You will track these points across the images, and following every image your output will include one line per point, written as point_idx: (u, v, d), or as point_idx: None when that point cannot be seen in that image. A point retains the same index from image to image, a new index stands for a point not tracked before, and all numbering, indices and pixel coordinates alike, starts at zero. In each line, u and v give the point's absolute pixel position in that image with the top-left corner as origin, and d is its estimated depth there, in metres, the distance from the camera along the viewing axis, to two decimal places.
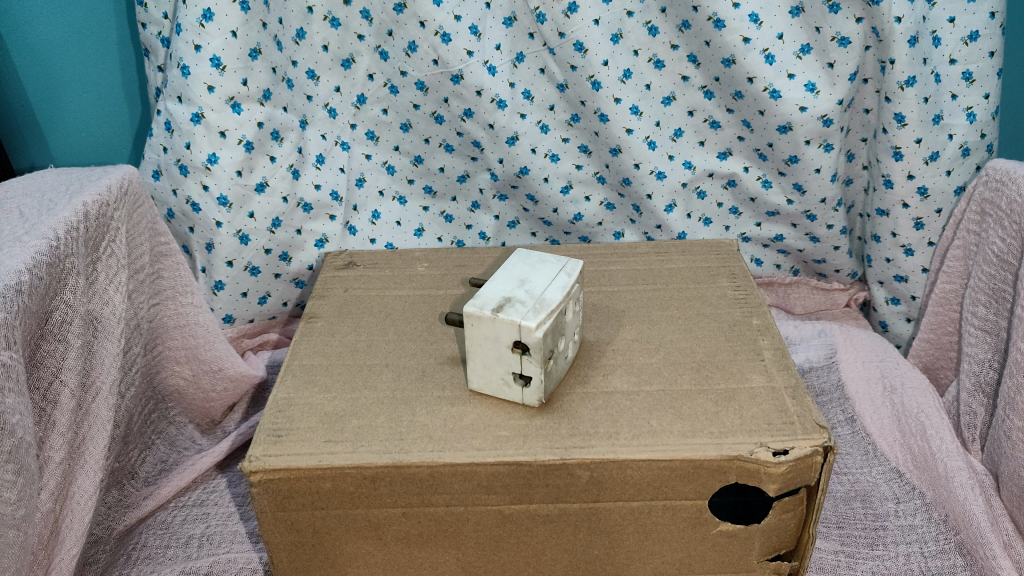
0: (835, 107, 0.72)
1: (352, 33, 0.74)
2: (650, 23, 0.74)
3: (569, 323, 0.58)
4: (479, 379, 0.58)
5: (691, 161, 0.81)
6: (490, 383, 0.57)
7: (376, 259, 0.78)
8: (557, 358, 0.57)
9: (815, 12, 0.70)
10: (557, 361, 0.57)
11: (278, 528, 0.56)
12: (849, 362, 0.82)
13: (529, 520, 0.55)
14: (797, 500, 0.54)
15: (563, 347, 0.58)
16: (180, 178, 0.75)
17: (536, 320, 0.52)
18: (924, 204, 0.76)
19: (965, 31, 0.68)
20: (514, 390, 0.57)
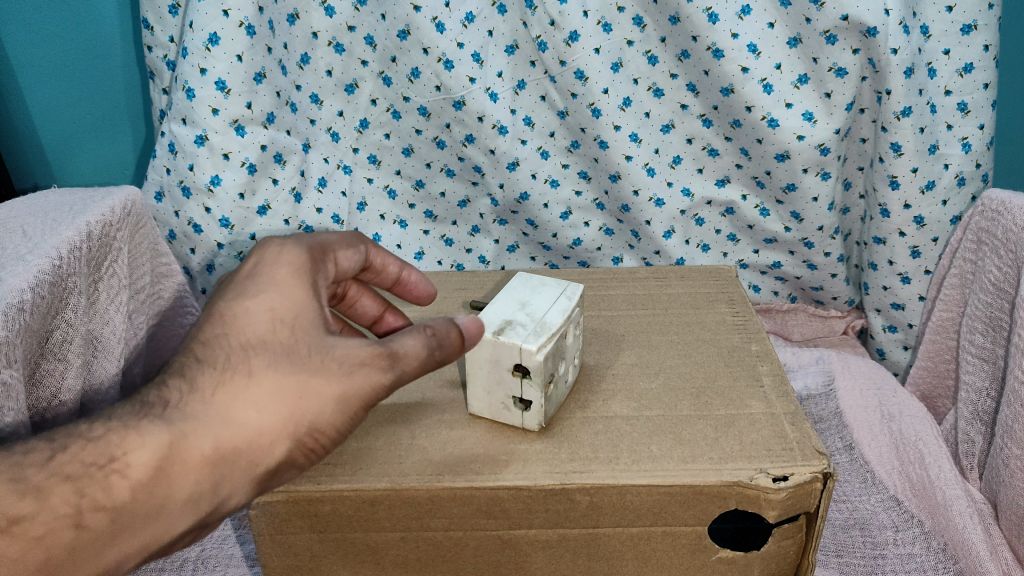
0: (832, 136, 0.73)
1: (355, 59, 0.76)
2: (650, 52, 0.74)
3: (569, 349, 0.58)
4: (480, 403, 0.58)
5: (690, 189, 0.81)
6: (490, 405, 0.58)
7: None
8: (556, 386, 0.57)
9: (812, 43, 0.70)
10: (557, 388, 0.57)
11: (277, 551, 0.56)
12: (847, 389, 0.83)
13: (528, 545, 0.55)
14: (796, 527, 0.54)
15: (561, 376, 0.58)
16: (183, 200, 0.76)
17: (539, 344, 0.53)
18: (920, 232, 0.77)
19: (960, 63, 0.69)
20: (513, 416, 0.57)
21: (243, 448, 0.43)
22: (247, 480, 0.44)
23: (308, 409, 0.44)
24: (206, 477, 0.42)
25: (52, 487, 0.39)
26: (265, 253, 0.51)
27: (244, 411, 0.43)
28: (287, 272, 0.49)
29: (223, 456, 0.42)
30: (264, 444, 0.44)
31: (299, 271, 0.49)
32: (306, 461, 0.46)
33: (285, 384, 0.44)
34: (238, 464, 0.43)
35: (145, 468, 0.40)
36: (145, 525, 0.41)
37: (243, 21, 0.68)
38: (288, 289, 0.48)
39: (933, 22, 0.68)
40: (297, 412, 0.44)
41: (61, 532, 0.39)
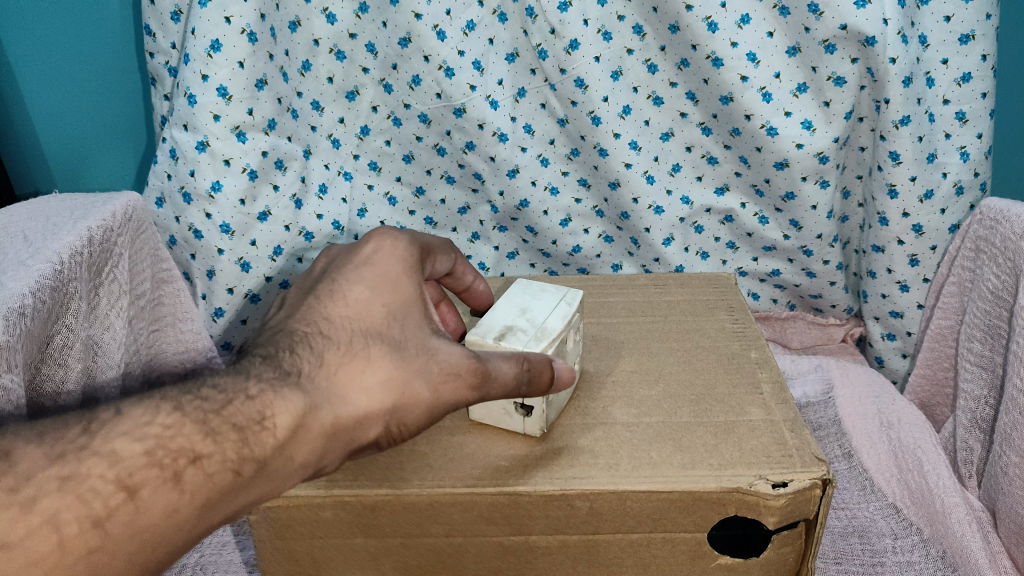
0: (831, 145, 0.73)
1: (356, 66, 0.76)
2: (649, 61, 0.75)
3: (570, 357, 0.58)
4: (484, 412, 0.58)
5: (689, 197, 0.82)
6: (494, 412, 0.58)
7: None
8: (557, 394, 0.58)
9: (811, 52, 0.70)
10: (557, 398, 0.58)
11: (277, 557, 0.56)
12: (845, 397, 0.83)
13: (528, 552, 0.55)
14: (796, 533, 0.54)
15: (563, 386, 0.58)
16: (183, 206, 0.76)
17: (541, 343, 0.53)
18: (919, 241, 0.77)
19: (958, 72, 0.69)
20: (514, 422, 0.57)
21: (348, 427, 0.44)
22: (341, 456, 0.45)
23: (407, 404, 0.46)
24: (321, 447, 0.43)
25: (224, 434, 0.38)
26: (382, 242, 0.54)
27: (356, 394, 0.45)
28: (399, 270, 0.52)
29: (335, 430, 0.43)
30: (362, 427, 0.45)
31: (411, 270, 0.52)
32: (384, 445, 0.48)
33: (395, 377, 0.46)
34: (340, 442, 0.44)
35: (286, 425, 0.41)
36: (281, 480, 0.41)
37: (245, 28, 0.68)
38: (400, 287, 0.51)
39: (931, 31, 0.68)
40: (399, 406, 0.46)
41: (226, 476, 0.38)
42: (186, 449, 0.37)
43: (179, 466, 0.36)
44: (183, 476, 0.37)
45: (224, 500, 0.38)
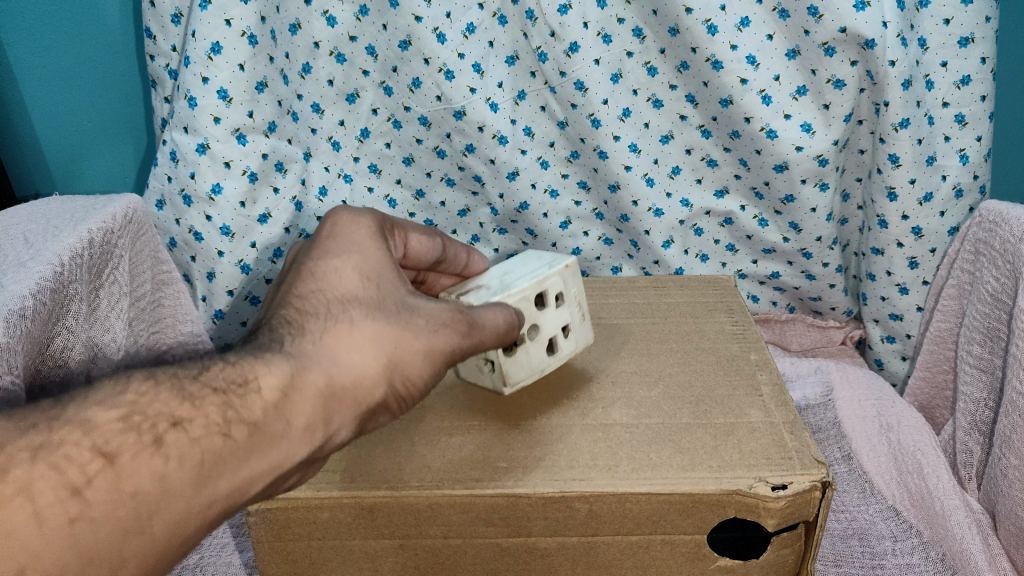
0: (831, 147, 0.73)
1: (356, 68, 0.76)
2: (649, 64, 0.75)
3: (549, 327, 0.60)
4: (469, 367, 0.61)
5: (688, 199, 0.82)
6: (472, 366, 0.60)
7: None
8: (530, 353, 0.59)
9: (811, 55, 0.70)
10: (529, 356, 0.59)
11: (275, 559, 0.56)
12: (845, 400, 0.83)
13: (526, 553, 0.55)
14: (795, 535, 0.54)
15: (534, 349, 0.59)
16: (184, 207, 0.76)
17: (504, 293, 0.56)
18: (918, 243, 0.77)
19: (958, 75, 0.69)
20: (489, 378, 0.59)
21: (348, 386, 0.42)
22: (352, 419, 0.43)
23: (406, 356, 0.45)
24: (321, 408, 0.41)
25: (204, 397, 0.37)
26: (341, 216, 0.52)
27: (348, 354, 0.43)
28: (364, 235, 0.50)
29: (333, 393, 0.41)
30: (368, 385, 0.43)
31: (377, 235, 0.51)
32: (394, 410, 0.46)
33: (384, 332, 0.44)
34: (346, 404, 0.42)
35: (275, 387, 0.39)
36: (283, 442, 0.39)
37: (245, 30, 0.68)
38: (368, 251, 0.49)
39: (931, 34, 0.68)
40: (396, 358, 0.44)
41: (214, 438, 0.36)
42: (165, 414, 0.36)
43: (158, 430, 0.35)
44: (164, 439, 0.35)
45: (228, 461, 0.37)
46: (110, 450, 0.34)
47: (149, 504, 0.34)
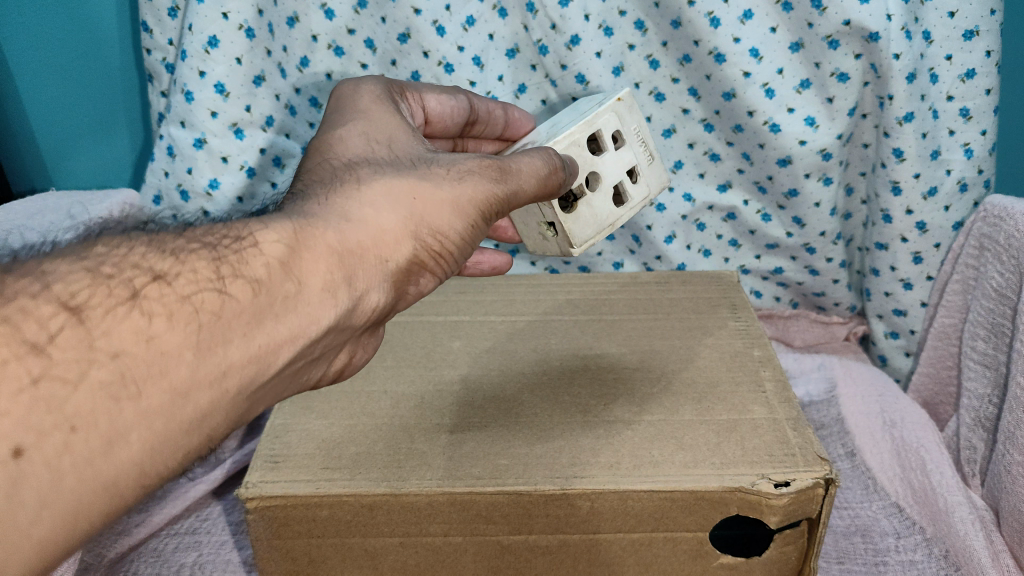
0: (834, 141, 0.72)
1: (354, 62, 0.74)
2: (650, 57, 0.74)
3: (610, 176, 0.63)
4: (530, 238, 0.67)
5: (691, 194, 0.81)
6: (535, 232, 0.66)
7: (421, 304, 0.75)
8: (592, 206, 0.62)
9: (814, 48, 0.68)
10: (592, 210, 0.62)
11: (274, 556, 0.55)
12: (847, 395, 0.82)
13: (527, 550, 0.54)
14: (798, 533, 0.53)
15: (599, 203, 0.63)
16: (181, 202, 0.78)
17: (554, 140, 0.59)
18: (923, 238, 0.76)
19: (962, 69, 0.67)
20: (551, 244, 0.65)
21: (368, 245, 0.44)
22: (377, 279, 0.45)
23: (431, 208, 0.47)
24: (336, 268, 0.42)
25: (189, 256, 0.39)
26: (345, 91, 0.59)
27: (360, 209, 0.45)
28: (371, 105, 0.57)
29: (346, 257, 0.43)
30: (390, 242, 0.45)
31: (381, 103, 0.58)
32: (434, 265, 0.49)
33: (400, 187, 0.47)
34: (367, 260, 0.44)
35: (279, 253, 0.41)
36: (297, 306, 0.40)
37: (242, 24, 0.68)
38: (377, 119, 0.56)
39: (935, 27, 0.65)
40: (417, 213, 0.46)
41: (205, 294, 0.38)
42: (147, 270, 0.38)
43: (138, 286, 0.37)
44: (144, 295, 0.37)
45: (235, 323, 0.38)
46: (86, 313, 0.35)
47: (150, 423, 0.35)
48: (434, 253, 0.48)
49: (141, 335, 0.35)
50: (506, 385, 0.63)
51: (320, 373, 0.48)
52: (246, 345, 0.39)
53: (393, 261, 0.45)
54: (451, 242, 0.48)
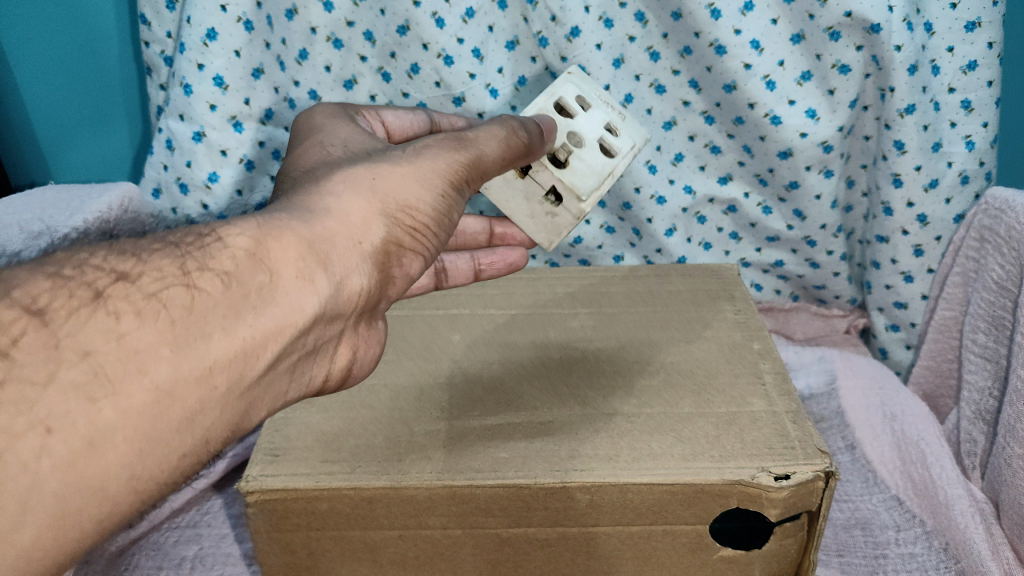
0: (835, 134, 0.72)
1: (354, 54, 0.74)
2: (651, 49, 0.73)
3: (592, 134, 0.64)
4: (541, 235, 0.65)
5: (691, 186, 0.81)
6: (545, 220, 0.64)
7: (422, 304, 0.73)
8: (583, 159, 0.62)
9: (815, 40, 0.68)
10: (585, 163, 0.62)
11: (274, 549, 0.55)
12: (849, 389, 0.82)
13: (526, 544, 0.54)
14: (797, 526, 0.53)
15: (591, 154, 0.63)
16: (180, 196, 0.77)
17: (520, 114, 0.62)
18: (923, 231, 0.76)
19: (964, 60, 0.66)
20: (565, 217, 0.63)
21: (337, 230, 0.44)
22: (353, 260, 0.44)
23: (396, 184, 0.48)
24: (307, 254, 0.42)
25: (154, 255, 0.39)
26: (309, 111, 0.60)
27: (323, 199, 0.45)
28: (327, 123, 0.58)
29: (315, 243, 0.43)
30: (359, 223, 0.45)
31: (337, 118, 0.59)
32: (411, 243, 0.48)
33: (358, 171, 0.48)
34: (337, 243, 0.43)
35: (245, 246, 0.40)
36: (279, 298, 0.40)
37: (241, 16, 0.68)
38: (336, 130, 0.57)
39: (937, 18, 0.65)
40: (382, 188, 0.47)
41: (172, 288, 0.38)
42: (111, 272, 0.37)
43: (100, 286, 0.36)
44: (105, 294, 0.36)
45: (209, 317, 0.37)
46: (49, 319, 0.34)
47: (134, 422, 0.35)
48: (410, 230, 0.48)
49: (110, 335, 0.35)
50: (505, 378, 0.63)
51: (321, 371, 0.48)
52: (227, 340, 0.38)
53: (366, 243, 0.45)
54: (424, 213, 0.49)
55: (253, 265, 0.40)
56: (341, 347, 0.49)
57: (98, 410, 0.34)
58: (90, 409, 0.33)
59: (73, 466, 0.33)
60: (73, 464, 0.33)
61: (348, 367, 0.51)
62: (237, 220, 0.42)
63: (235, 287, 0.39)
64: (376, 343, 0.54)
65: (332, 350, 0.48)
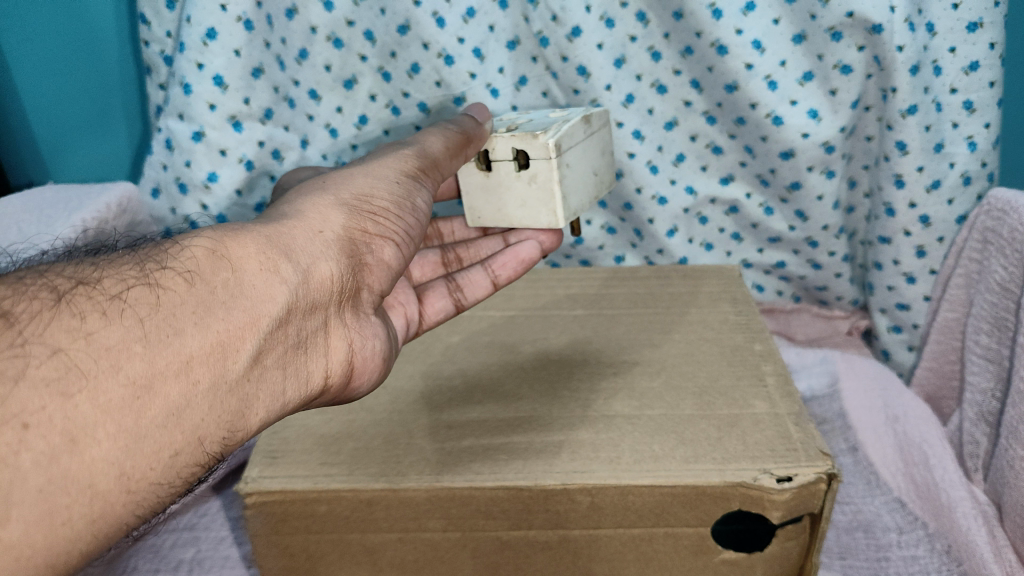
0: (837, 134, 0.71)
1: (354, 53, 0.73)
2: (652, 48, 0.73)
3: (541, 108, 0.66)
4: (545, 210, 0.64)
5: (693, 187, 0.80)
6: (539, 188, 0.62)
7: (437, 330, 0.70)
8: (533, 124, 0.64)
9: (817, 40, 0.68)
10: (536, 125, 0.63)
11: (272, 553, 0.55)
12: (850, 391, 0.82)
13: (527, 547, 0.54)
14: (799, 528, 0.52)
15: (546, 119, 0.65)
16: (179, 196, 0.78)
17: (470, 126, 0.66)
18: (925, 232, 0.75)
19: (965, 61, 0.66)
20: (542, 169, 0.61)
21: (296, 226, 0.50)
22: (323, 246, 0.50)
23: (360, 186, 0.55)
24: (268, 248, 0.47)
25: (119, 264, 0.44)
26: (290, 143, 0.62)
27: (287, 210, 0.52)
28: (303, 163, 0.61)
29: (274, 238, 0.48)
30: (318, 217, 0.51)
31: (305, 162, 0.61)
32: (380, 228, 0.54)
33: (323, 182, 0.56)
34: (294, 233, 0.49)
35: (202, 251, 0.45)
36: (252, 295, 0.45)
37: (241, 15, 0.67)
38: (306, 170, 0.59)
39: (939, 19, 0.65)
40: (345, 188, 0.54)
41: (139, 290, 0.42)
42: (74, 278, 0.42)
43: (64, 291, 0.41)
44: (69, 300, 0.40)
45: (181, 313, 0.42)
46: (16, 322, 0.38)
47: (112, 418, 0.38)
48: (372, 214, 0.54)
49: (76, 333, 0.39)
50: (505, 380, 0.63)
51: (319, 367, 0.50)
52: (201, 334, 0.42)
53: (327, 232, 0.51)
54: (381, 200, 0.55)
55: (215, 263, 0.45)
56: (335, 340, 0.51)
57: (74, 405, 0.37)
58: (65, 405, 0.36)
59: (56, 462, 0.36)
60: (56, 459, 0.36)
61: (351, 364, 0.53)
62: (200, 233, 0.47)
63: (200, 284, 0.44)
64: (375, 337, 0.55)
65: (325, 343, 0.51)
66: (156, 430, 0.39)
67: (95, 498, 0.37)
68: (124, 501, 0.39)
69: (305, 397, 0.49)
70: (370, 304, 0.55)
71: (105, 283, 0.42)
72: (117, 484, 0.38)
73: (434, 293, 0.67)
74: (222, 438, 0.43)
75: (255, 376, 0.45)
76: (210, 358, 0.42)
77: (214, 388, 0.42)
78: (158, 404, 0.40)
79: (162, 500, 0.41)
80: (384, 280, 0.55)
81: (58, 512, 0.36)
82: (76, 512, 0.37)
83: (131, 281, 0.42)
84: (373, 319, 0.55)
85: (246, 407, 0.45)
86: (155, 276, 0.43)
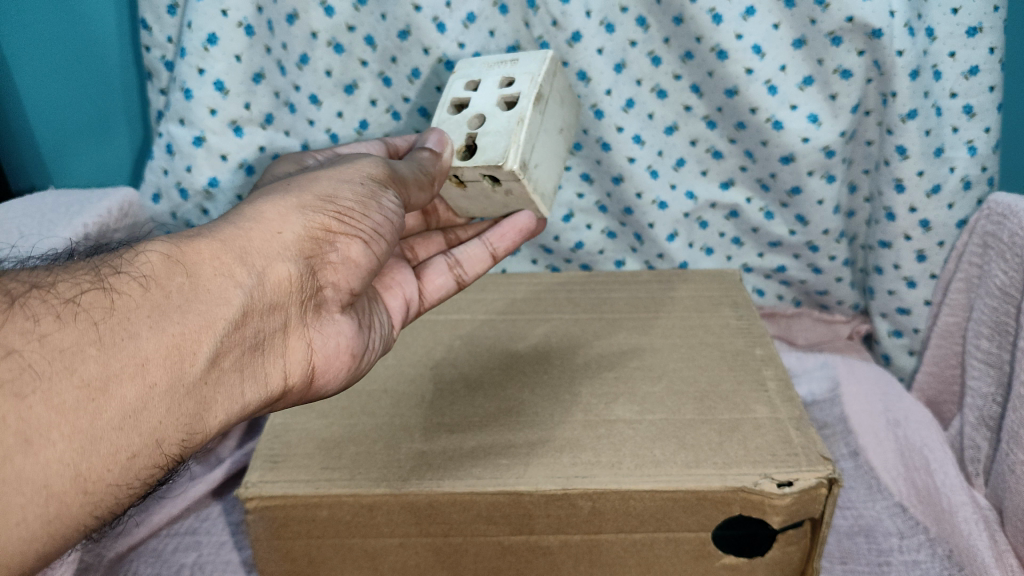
0: (837, 138, 0.71)
1: (355, 59, 0.73)
2: (652, 53, 0.73)
3: (487, 103, 0.63)
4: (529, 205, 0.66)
5: (693, 191, 0.80)
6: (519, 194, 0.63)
7: (436, 328, 0.71)
8: (488, 130, 0.61)
9: (817, 44, 0.67)
10: (493, 133, 0.61)
11: (273, 558, 0.55)
12: (852, 395, 0.82)
13: (529, 552, 0.54)
14: (801, 533, 0.52)
15: (487, 97, 0.64)
16: (180, 200, 0.79)
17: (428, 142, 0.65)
18: (926, 236, 0.75)
19: (965, 66, 0.66)
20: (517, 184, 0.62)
21: (254, 231, 0.50)
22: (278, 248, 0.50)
23: (327, 188, 0.54)
24: (223, 253, 0.47)
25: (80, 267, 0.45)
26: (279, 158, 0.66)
27: (255, 206, 0.52)
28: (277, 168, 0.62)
29: (231, 242, 0.48)
30: (278, 218, 0.51)
31: None
32: (342, 229, 0.53)
33: (288, 180, 0.56)
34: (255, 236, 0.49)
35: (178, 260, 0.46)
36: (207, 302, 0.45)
37: (242, 21, 0.68)
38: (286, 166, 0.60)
39: (938, 24, 0.65)
40: (312, 188, 0.54)
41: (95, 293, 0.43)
42: (27, 281, 0.43)
43: (19, 292, 0.42)
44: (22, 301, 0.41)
45: (137, 317, 0.43)
46: None
47: (71, 420, 0.39)
48: (336, 215, 0.53)
49: (31, 335, 0.40)
50: (506, 384, 0.63)
51: (278, 368, 0.50)
52: (155, 336, 0.43)
53: (286, 233, 0.50)
54: (346, 199, 0.54)
55: (171, 269, 0.45)
56: (294, 341, 0.51)
57: (28, 406, 0.38)
58: (18, 405, 0.38)
59: (10, 461, 0.37)
60: (11, 459, 0.37)
61: (312, 364, 0.53)
62: (157, 239, 0.47)
63: (156, 290, 0.44)
64: (339, 335, 0.55)
65: (283, 344, 0.51)
66: (112, 432, 0.40)
67: (50, 499, 0.38)
68: (81, 502, 0.40)
69: (267, 398, 0.50)
70: (336, 303, 0.54)
71: (59, 287, 0.43)
72: (73, 486, 0.39)
73: (432, 273, 0.69)
74: (179, 440, 0.44)
75: (213, 378, 0.45)
76: (167, 361, 0.43)
77: (171, 391, 0.43)
78: (113, 406, 0.41)
79: (121, 502, 0.42)
80: (353, 280, 0.54)
81: (10, 512, 0.37)
82: (30, 511, 0.38)
83: (86, 286, 0.43)
84: (339, 317, 0.55)
85: (204, 408, 0.45)
86: (110, 281, 0.44)
